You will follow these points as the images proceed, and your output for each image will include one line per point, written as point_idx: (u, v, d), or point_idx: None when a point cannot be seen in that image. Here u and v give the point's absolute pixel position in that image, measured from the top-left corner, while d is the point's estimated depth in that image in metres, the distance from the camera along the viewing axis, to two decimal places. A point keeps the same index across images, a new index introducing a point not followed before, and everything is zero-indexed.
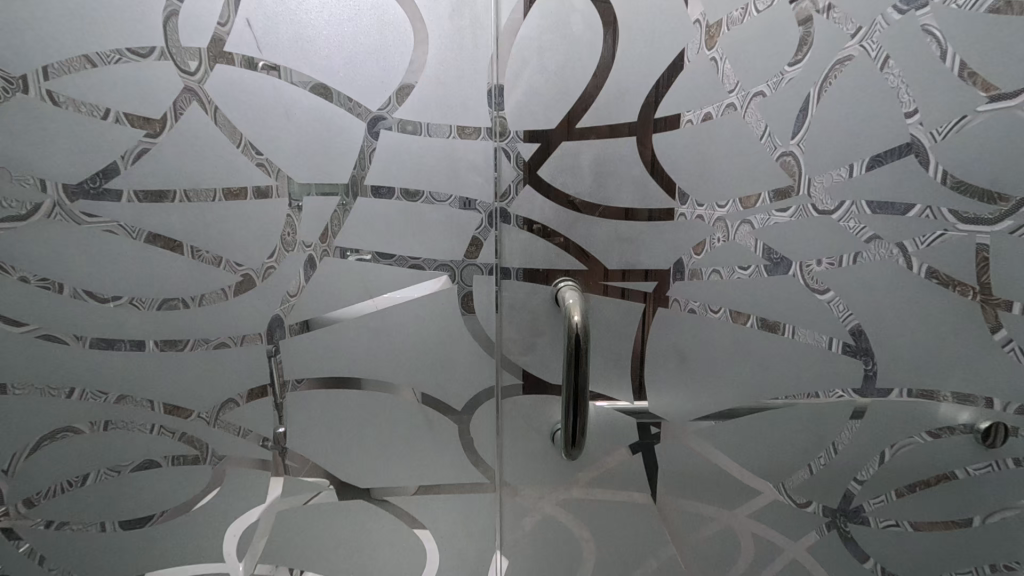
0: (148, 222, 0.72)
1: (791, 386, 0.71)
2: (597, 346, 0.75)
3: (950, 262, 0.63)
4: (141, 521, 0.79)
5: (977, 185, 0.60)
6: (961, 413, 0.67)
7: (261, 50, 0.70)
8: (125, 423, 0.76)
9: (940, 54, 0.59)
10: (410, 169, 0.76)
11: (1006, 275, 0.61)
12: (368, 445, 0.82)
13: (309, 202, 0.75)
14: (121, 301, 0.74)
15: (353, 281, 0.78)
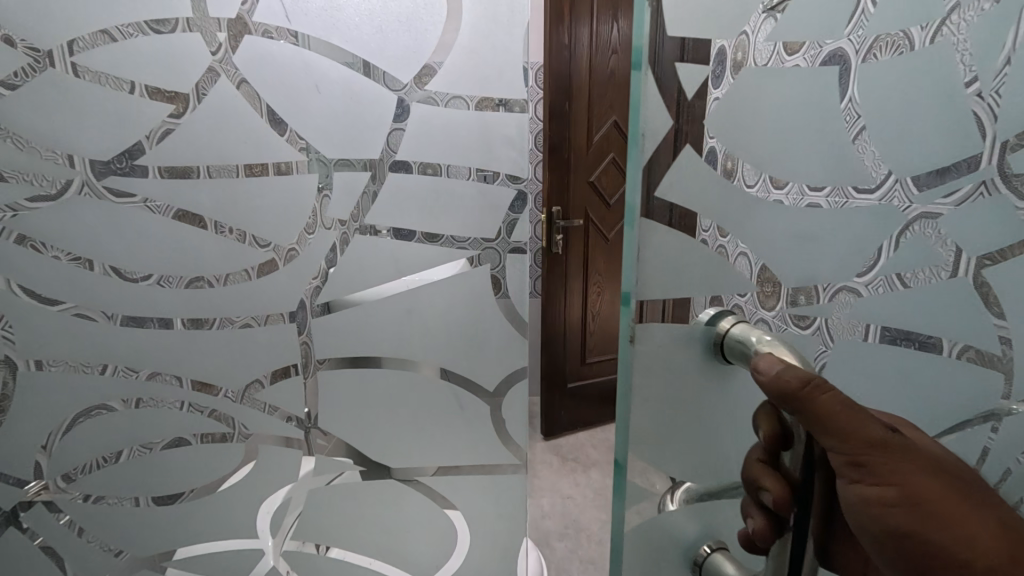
0: (176, 199, 0.74)
1: None
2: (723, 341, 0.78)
3: None
4: (175, 496, 0.84)
5: None
6: None
7: (289, 20, 0.69)
8: (156, 400, 0.80)
9: None
10: (438, 144, 0.75)
11: None
12: (399, 422, 0.84)
13: (339, 176, 0.75)
14: (150, 280, 0.76)
15: (382, 261, 0.78)
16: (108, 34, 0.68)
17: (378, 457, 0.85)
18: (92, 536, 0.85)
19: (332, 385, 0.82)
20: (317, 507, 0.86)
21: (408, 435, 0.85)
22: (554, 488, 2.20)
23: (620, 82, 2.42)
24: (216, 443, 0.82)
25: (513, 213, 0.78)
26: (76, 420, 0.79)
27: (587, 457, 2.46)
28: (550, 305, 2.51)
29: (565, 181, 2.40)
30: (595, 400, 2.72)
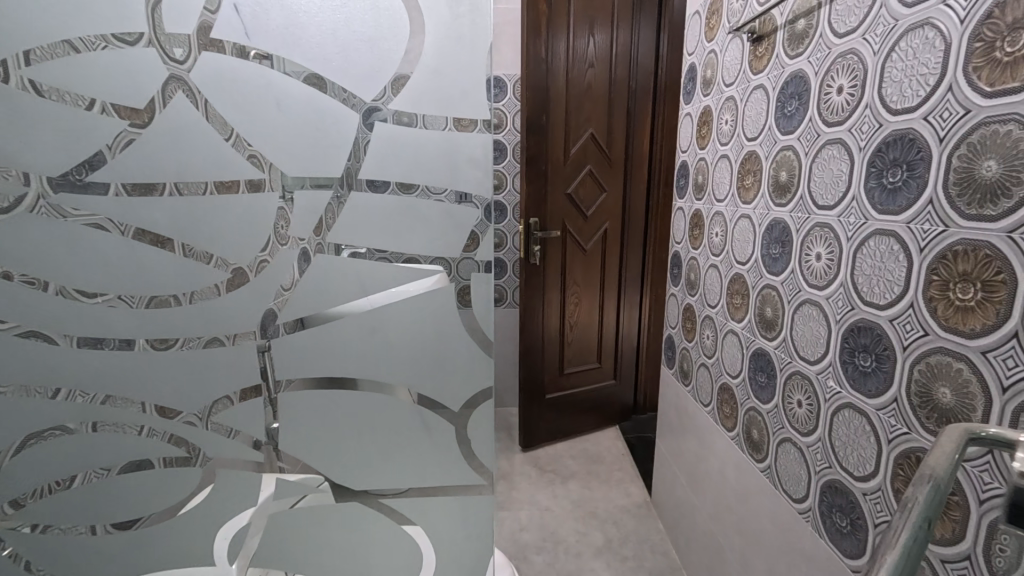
0: (138, 216, 0.72)
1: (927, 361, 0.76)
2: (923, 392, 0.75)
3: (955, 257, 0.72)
4: (132, 521, 0.81)
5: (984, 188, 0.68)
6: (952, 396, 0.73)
7: (249, 37, 0.68)
8: (115, 423, 0.78)
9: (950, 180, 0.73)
10: (403, 162, 0.74)
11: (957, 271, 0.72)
12: (365, 443, 0.82)
13: (301, 194, 0.73)
14: (110, 299, 0.74)
15: (347, 280, 0.77)
16: (69, 46, 0.67)
17: (343, 479, 0.83)
18: (43, 566, 0.82)
19: (297, 407, 0.80)
20: (278, 532, 0.83)
21: (372, 457, 0.83)
22: (531, 501, 2.19)
23: (596, 96, 2.47)
24: (178, 466, 0.80)
25: (477, 230, 0.78)
26: (27, 443, 0.77)
27: (565, 468, 2.45)
28: (528, 315, 2.49)
29: (543, 193, 2.41)
30: (573, 411, 2.72)
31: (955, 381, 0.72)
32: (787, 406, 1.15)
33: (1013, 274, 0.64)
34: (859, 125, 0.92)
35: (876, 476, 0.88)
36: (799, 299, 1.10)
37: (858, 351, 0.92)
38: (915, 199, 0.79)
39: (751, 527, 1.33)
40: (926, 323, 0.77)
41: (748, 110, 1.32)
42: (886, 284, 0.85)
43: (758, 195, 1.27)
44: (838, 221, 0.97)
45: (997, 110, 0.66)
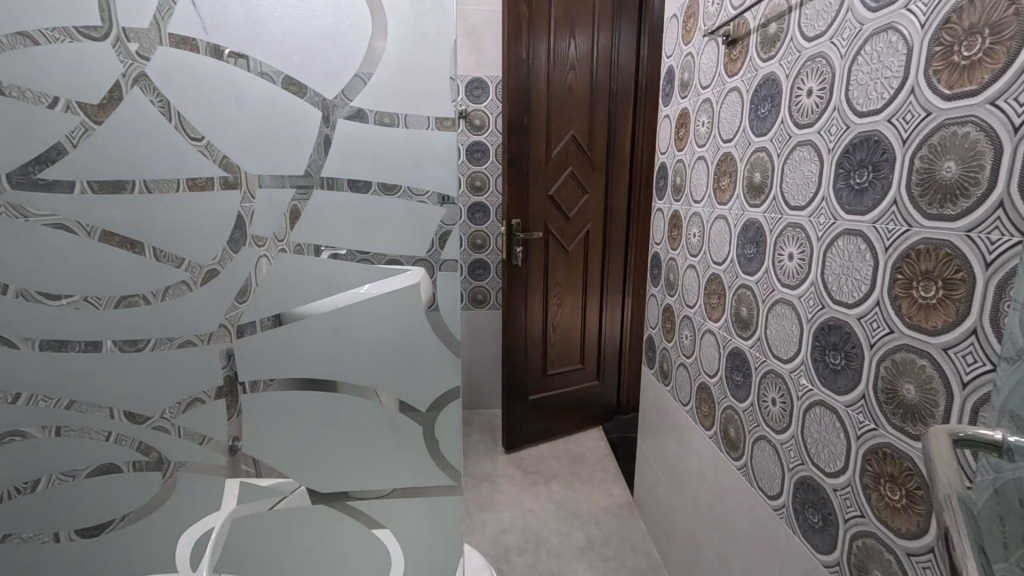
0: (102, 216, 0.70)
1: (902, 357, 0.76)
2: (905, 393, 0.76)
3: (919, 255, 0.74)
4: (105, 524, 0.80)
5: (943, 188, 0.70)
6: (914, 393, 0.75)
7: (207, 31, 0.67)
8: (81, 429, 0.77)
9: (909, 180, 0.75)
10: (370, 161, 0.74)
11: (918, 270, 0.74)
12: (332, 446, 0.81)
13: (264, 194, 0.72)
14: (74, 300, 0.72)
15: (311, 280, 0.76)
16: (28, 38, 0.65)
17: (309, 482, 0.82)
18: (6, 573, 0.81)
19: (263, 410, 0.78)
20: (243, 536, 0.82)
21: (340, 459, 0.82)
22: (514, 503, 2.19)
23: (578, 98, 2.48)
24: (148, 469, 0.79)
25: (445, 226, 0.77)
26: None
27: (548, 469, 2.45)
28: (511, 317, 2.49)
29: (526, 194, 2.41)
30: (556, 411, 2.73)
31: (918, 377, 0.74)
32: (762, 404, 1.16)
33: (971, 272, 0.66)
34: (827, 127, 0.93)
35: (846, 472, 0.89)
36: (772, 299, 1.11)
37: (828, 349, 0.93)
38: (880, 199, 0.81)
39: (728, 525, 1.35)
40: (891, 321, 0.79)
41: (723, 113, 1.34)
42: (854, 283, 0.86)
43: (733, 196, 1.29)
44: (809, 221, 0.99)
45: (955, 112, 0.68)
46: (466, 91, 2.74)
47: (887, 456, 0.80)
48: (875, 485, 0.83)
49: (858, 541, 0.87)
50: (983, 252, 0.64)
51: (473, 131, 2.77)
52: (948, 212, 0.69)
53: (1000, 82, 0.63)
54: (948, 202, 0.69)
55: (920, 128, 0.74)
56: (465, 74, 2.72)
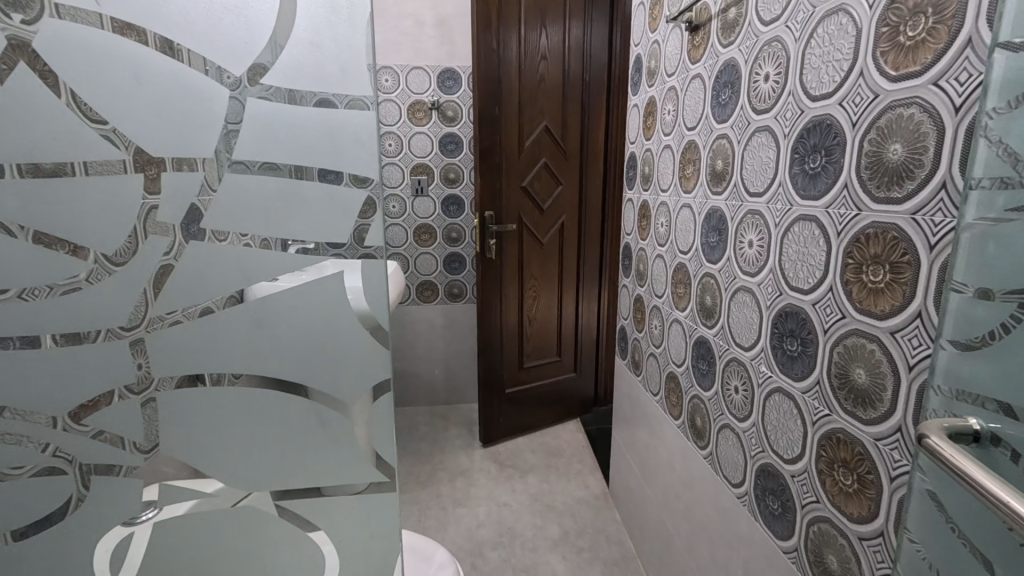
0: (25, 209, 0.67)
1: (854, 342, 0.76)
2: (857, 379, 0.76)
3: (867, 241, 0.74)
4: (47, 523, 0.77)
5: (889, 172, 0.70)
6: (864, 378, 0.75)
7: (99, 4, 0.63)
8: (19, 439, 0.74)
9: (859, 165, 0.75)
10: (289, 144, 0.69)
11: (867, 255, 0.74)
12: (252, 441, 0.78)
13: (166, 180, 0.69)
14: (7, 295, 0.69)
15: (227, 270, 0.72)
16: None
17: (236, 479, 0.79)
18: None
19: (179, 405, 0.75)
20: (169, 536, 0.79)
21: (264, 455, 0.79)
22: (488, 496, 2.18)
23: (550, 89, 2.46)
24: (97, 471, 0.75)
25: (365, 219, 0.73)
26: None
27: (524, 463, 2.45)
28: (485, 310, 2.47)
29: (499, 186, 2.38)
30: (533, 404, 2.72)
31: (869, 361, 0.74)
32: (725, 392, 1.16)
33: (916, 255, 0.66)
34: (783, 112, 0.93)
35: (802, 458, 0.89)
36: (734, 287, 1.11)
37: (786, 336, 0.93)
38: (832, 183, 0.80)
39: (696, 513, 1.35)
40: (843, 306, 0.78)
41: (687, 100, 1.33)
42: (809, 269, 0.86)
43: (697, 185, 1.28)
44: (767, 208, 0.98)
45: (901, 93, 0.67)
46: (438, 82, 2.69)
47: (840, 441, 0.80)
48: (829, 470, 0.83)
49: (814, 526, 0.87)
50: (928, 235, 0.64)
51: (446, 123, 2.74)
52: (894, 196, 0.69)
53: (941, 62, 0.62)
54: (894, 186, 0.69)
55: (868, 112, 0.73)
56: (437, 64, 2.67)
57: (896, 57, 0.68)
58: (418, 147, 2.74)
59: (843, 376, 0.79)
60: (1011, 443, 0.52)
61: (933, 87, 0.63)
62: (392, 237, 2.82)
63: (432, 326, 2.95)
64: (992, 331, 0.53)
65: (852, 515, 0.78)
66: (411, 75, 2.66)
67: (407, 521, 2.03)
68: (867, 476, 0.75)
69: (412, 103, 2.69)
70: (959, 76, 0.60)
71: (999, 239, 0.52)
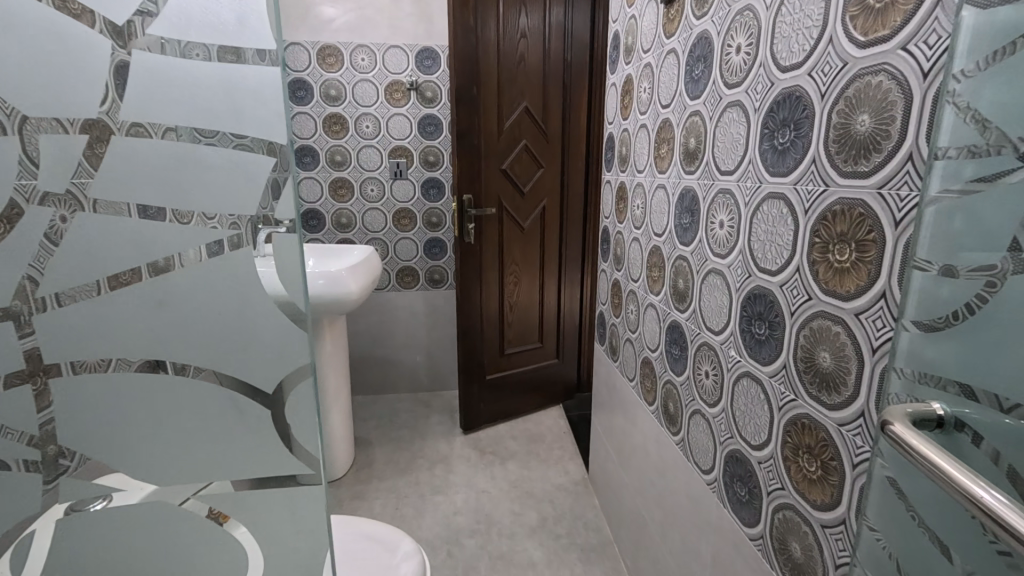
0: None
1: (819, 325, 0.73)
2: (821, 363, 0.73)
3: (832, 218, 0.70)
4: None
5: (856, 145, 0.66)
6: (828, 362, 0.72)
7: None
8: None
9: (826, 139, 0.71)
10: (175, 103, 0.57)
11: (833, 233, 0.70)
12: (178, 436, 0.65)
13: (42, 141, 0.55)
14: None
15: (124, 233, 0.58)
16: None
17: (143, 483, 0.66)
18: None
19: (72, 395, 0.61)
20: (93, 542, 0.66)
21: (191, 453, 0.66)
22: (467, 484, 2.16)
23: (530, 69, 2.40)
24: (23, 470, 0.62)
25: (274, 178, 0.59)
26: None
27: (505, 450, 2.43)
28: (464, 296, 2.43)
29: (477, 168, 2.33)
30: (514, 391, 2.70)
31: (833, 344, 0.71)
32: (697, 377, 1.13)
33: (882, 232, 0.62)
34: (754, 85, 0.88)
35: (769, 444, 0.87)
36: (706, 269, 1.07)
37: (754, 319, 0.90)
38: (801, 158, 0.76)
39: (668, 498, 1.33)
40: (810, 287, 0.75)
41: (662, 77, 1.28)
42: (777, 249, 0.83)
43: (671, 164, 1.24)
44: (738, 186, 0.94)
45: (869, 61, 0.64)
46: (416, 62, 2.61)
47: (805, 427, 0.77)
48: (794, 457, 0.80)
49: (779, 513, 0.85)
50: (893, 211, 0.60)
51: (424, 104, 2.67)
52: (861, 170, 0.65)
53: (910, 25, 0.58)
54: (861, 159, 0.65)
55: (836, 82, 0.69)
56: (415, 43, 2.59)
57: (866, 21, 0.64)
58: (396, 129, 2.67)
59: (809, 359, 0.76)
60: (973, 429, 0.49)
61: (901, 52, 0.59)
62: (371, 222, 2.75)
63: (413, 312, 2.90)
64: (957, 311, 0.50)
65: (815, 503, 0.76)
66: (388, 54, 2.58)
67: (384, 509, 2.00)
68: (831, 463, 0.72)
69: (390, 83, 2.61)
70: (928, 39, 0.56)
71: (966, 210, 0.48)
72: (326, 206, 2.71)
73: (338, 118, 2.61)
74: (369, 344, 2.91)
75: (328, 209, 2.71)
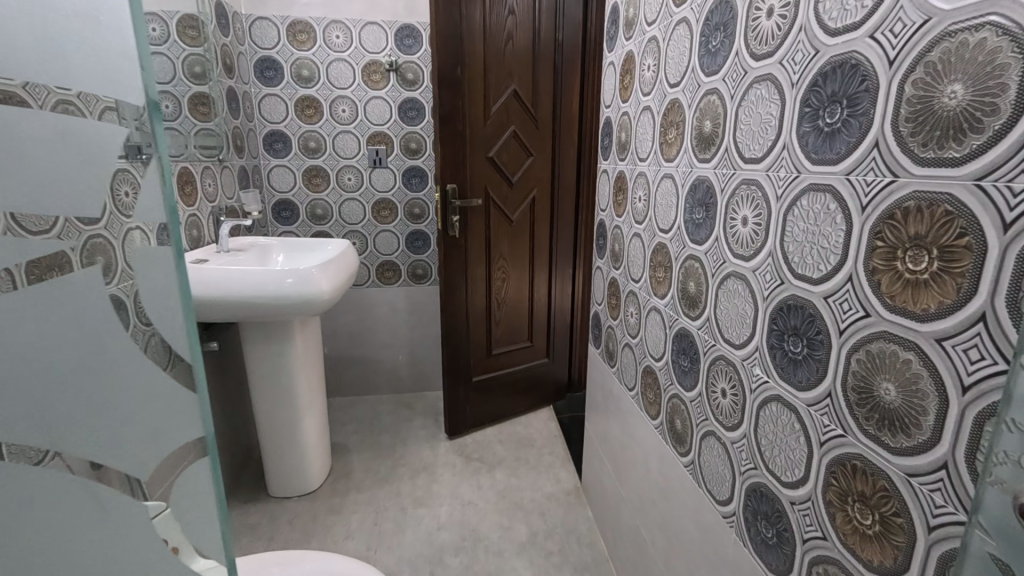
0: None
1: (880, 349, 0.60)
2: (883, 396, 0.59)
3: (904, 218, 0.56)
4: None
5: (942, 124, 0.51)
6: (893, 397, 0.58)
7: None
8: None
9: (896, 117, 0.57)
10: (85, 65, 0.48)
11: (903, 237, 0.56)
12: (42, 515, 0.55)
13: None
14: None
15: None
16: None
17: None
18: None
19: None
20: None
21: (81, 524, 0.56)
22: (452, 495, 2.02)
23: (519, 49, 2.22)
24: None
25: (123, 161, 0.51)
26: None
27: (492, 456, 2.29)
28: (449, 294, 2.27)
29: (462, 156, 2.16)
30: (502, 393, 2.56)
31: (900, 374, 0.57)
32: (711, 396, 0.99)
33: (980, 236, 0.48)
34: (790, 54, 0.74)
35: (805, 484, 0.73)
36: (723, 272, 0.94)
37: (787, 334, 0.76)
38: (857, 142, 0.62)
39: (672, 524, 1.21)
40: (867, 301, 0.61)
41: (670, 52, 1.13)
42: (821, 253, 0.69)
43: (680, 151, 1.09)
44: (767, 177, 0.80)
45: (964, 13, 0.49)
46: (396, 40, 2.42)
47: (857, 470, 0.64)
48: (840, 504, 0.67)
49: (818, 567, 0.72)
50: (1000, 208, 0.46)
51: (405, 87, 2.48)
52: (951, 156, 0.51)
53: None
54: (950, 142, 0.51)
55: (913, 43, 0.54)
56: (394, 20, 2.39)
57: None
58: (375, 114, 2.48)
59: (864, 390, 0.62)
60: None
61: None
62: (348, 213, 2.57)
63: (394, 310, 2.74)
64: None
65: (869, 565, 0.63)
66: (365, 31, 2.38)
67: (362, 524, 1.86)
68: (897, 522, 0.58)
69: (367, 63, 2.42)
70: None
71: None
72: (300, 196, 2.52)
73: (311, 101, 2.41)
74: (348, 343, 2.74)
75: (302, 200, 2.52)
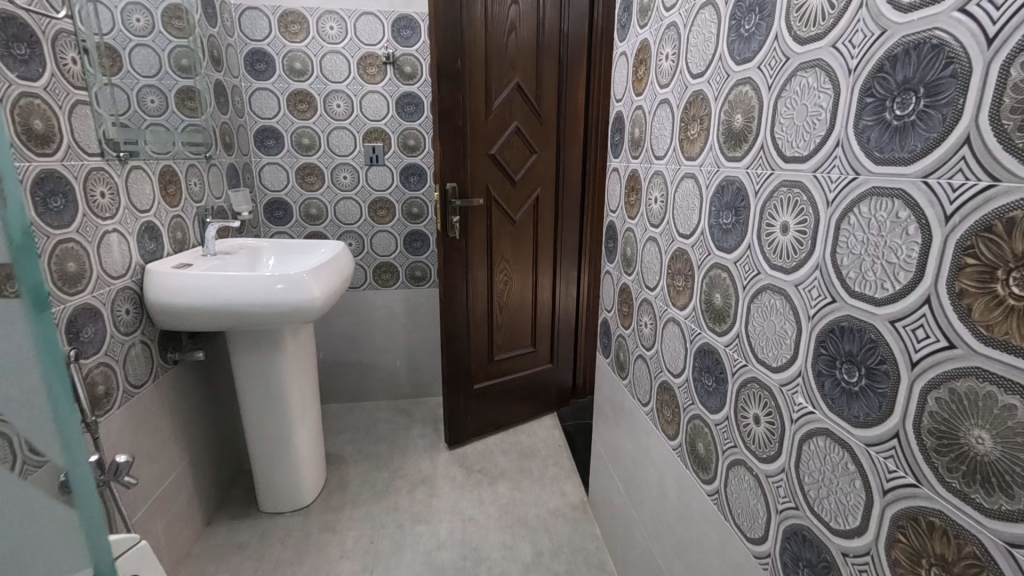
0: None
1: (970, 391, 0.50)
2: (974, 448, 0.50)
3: (1007, 233, 0.46)
4: None
5: None
6: (989, 451, 0.48)
7: None
8: None
9: (998, 108, 0.46)
10: None
11: (1006, 258, 0.46)
12: None
13: None
14: None
15: None
16: None
17: None
18: None
19: None
20: None
21: None
22: (453, 510, 1.92)
23: (522, 40, 2.11)
24: None
25: None
26: None
27: (494, 467, 2.19)
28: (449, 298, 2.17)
29: (462, 153, 2.05)
30: (505, 400, 2.46)
31: (997, 423, 0.47)
32: (741, 422, 0.89)
33: None
34: (847, 35, 0.63)
35: (862, 536, 0.64)
36: (757, 285, 0.83)
37: (840, 361, 0.66)
38: (940, 137, 0.52)
39: (692, 556, 1.11)
40: (951, 330, 0.51)
41: (693, 39, 1.02)
42: (887, 269, 0.58)
43: (704, 149, 0.99)
44: (814, 177, 0.70)
45: None
46: (393, 31, 2.31)
47: (934, 530, 0.54)
48: (910, 566, 0.57)
49: None
50: None
51: (403, 81, 2.37)
52: None
53: None
54: None
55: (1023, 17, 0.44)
56: (390, 10, 2.28)
57: None
58: (371, 109, 2.37)
59: (945, 438, 0.52)
60: None
61: None
62: (344, 213, 2.46)
63: (392, 313, 2.63)
64: None
65: None
66: (360, 22, 2.27)
67: (358, 542, 1.76)
68: None
69: (362, 56, 2.30)
70: None
71: None
72: (293, 196, 2.41)
73: (304, 95, 2.30)
74: (344, 348, 2.64)
75: (295, 199, 2.41)
